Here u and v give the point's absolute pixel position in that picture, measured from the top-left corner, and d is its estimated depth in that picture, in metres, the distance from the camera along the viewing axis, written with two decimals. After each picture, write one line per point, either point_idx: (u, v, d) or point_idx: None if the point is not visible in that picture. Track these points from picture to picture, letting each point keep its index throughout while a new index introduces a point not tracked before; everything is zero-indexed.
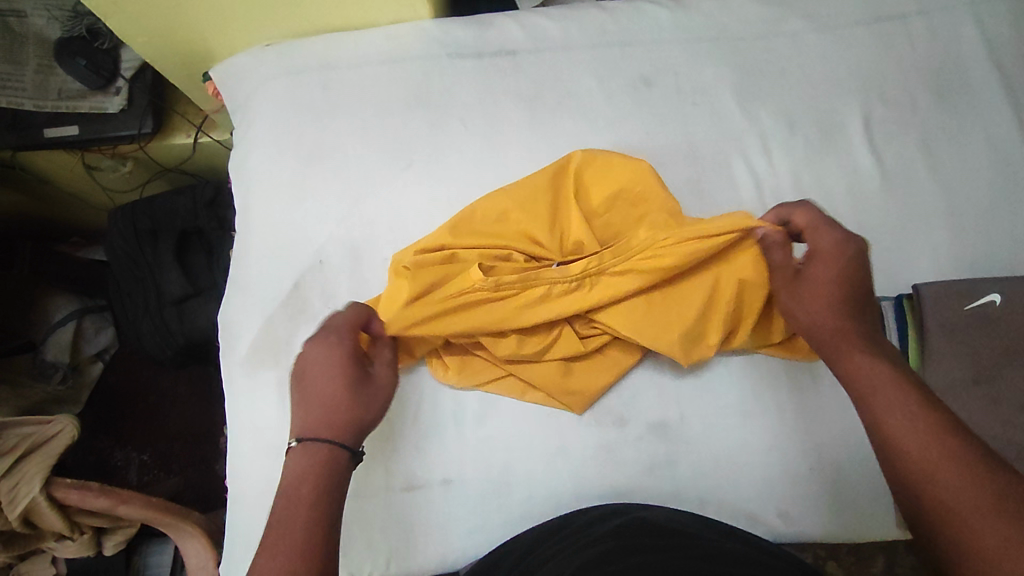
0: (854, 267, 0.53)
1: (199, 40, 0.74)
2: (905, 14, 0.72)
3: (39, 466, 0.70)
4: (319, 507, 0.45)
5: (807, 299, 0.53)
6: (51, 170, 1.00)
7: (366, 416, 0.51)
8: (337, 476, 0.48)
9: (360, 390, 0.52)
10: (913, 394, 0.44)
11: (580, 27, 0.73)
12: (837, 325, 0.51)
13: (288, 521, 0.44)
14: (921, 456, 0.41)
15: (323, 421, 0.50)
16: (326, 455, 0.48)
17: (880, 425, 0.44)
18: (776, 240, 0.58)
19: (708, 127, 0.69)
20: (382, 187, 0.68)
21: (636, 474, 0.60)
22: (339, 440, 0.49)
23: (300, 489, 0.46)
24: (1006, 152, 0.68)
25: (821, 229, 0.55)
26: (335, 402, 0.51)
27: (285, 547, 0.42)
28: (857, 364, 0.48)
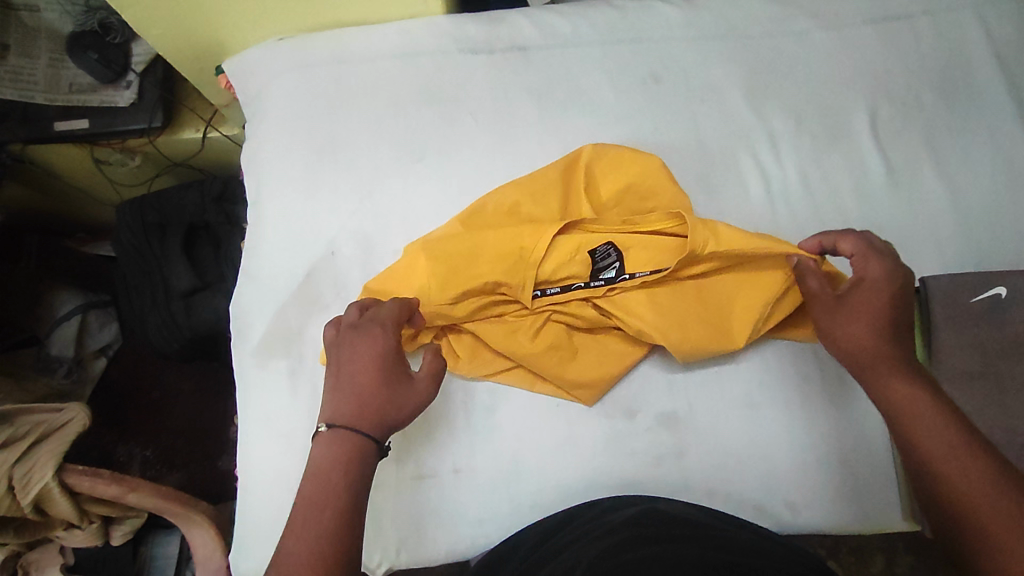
0: (899, 298, 0.54)
1: (212, 33, 0.74)
2: (911, 13, 0.73)
3: (51, 453, 0.71)
4: (348, 497, 0.47)
5: (849, 323, 0.54)
6: (60, 164, 1.00)
7: (399, 415, 0.52)
8: (364, 468, 0.49)
9: (399, 389, 0.53)
10: (954, 426, 0.47)
11: (590, 24, 0.73)
12: (880, 351, 0.52)
13: (319, 507, 0.46)
14: (966, 485, 0.45)
15: (355, 411, 0.51)
16: (354, 448, 0.49)
17: (924, 452, 0.47)
18: (811, 265, 0.58)
19: (716, 124, 0.70)
20: (395, 180, 0.69)
21: (645, 465, 0.61)
22: (367, 433, 0.50)
23: (330, 476, 0.48)
24: (1010, 150, 0.69)
25: (870, 257, 0.55)
26: (372, 395, 0.51)
27: (313, 535, 0.45)
28: (899, 391, 0.50)
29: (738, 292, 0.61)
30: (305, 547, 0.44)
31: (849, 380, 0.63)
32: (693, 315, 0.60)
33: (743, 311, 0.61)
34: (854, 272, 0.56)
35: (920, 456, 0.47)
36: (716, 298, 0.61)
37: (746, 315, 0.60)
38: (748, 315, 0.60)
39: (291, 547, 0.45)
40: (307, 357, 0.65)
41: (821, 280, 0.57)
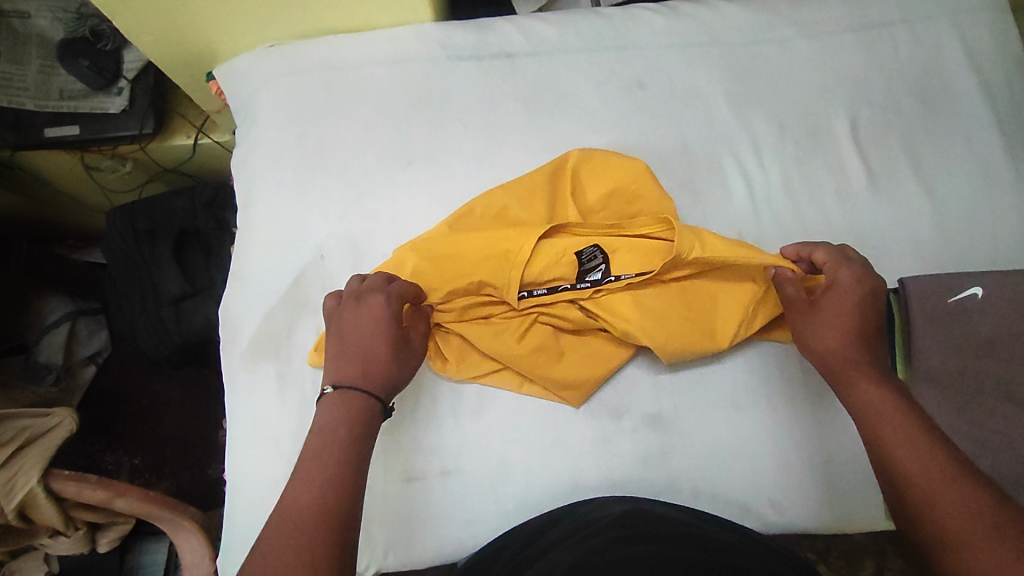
0: (869, 303, 0.56)
1: (203, 40, 0.75)
2: (889, 22, 0.75)
3: (38, 457, 0.70)
4: (353, 450, 0.50)
5: (822, 329, 0.56)
6: (50, 171, 1.00)
7: (401, 378, 0.55)
8: (368, 425, 0.52)
9: (401, 353, 0.56)
10: (921, 429, 0.48)
11: (576, 31, 0.75)
12: (849, 356, 0.54)
13: (322, 464, 0.49)
14: (926, 482, 0.46)
15: (361, 373, 0.53)
16: (360, 406, 0.52)
17: (888, 453, 0.48)
18: (790, 275, 0.59)
19: (700, 129, 0.71)
20: (384, 184, 0.70)
21: (631, 466, 0.61)
22: (372, 394, 0.53)
23: (338, 430, 0.50)
24: (986, 155, 0.70)
25: (841, 263, 0.57)
26: (377, 358, 0.54)
27: (318, 487, 0.47)
28: (867, 395, 0.52)
29: (720, 297, 0.63)
30: (311, 497, 0.47)
31: None
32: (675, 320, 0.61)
33: (723, 316, 0.62)
34: (826, 278, 0.58)
35: (888, 459, 0.49)
36: (697, 303, 0.62)
37: (728, 318, 0.62)
38: (726, 319, 0.61)
39: (296, 501, 0.47)
40: (295, 360, 0.65)
41: (799, 288, 0.58)
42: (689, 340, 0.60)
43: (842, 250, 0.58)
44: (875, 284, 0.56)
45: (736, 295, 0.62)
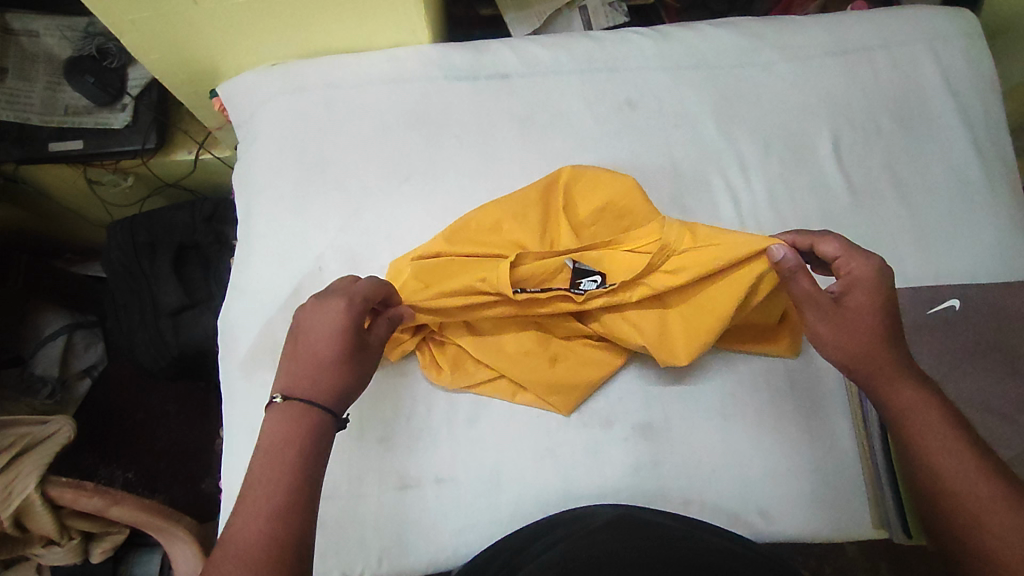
0: (887, 299, 0.55)
1: (208, 59, 0.78)
2: (868, 47, 0.78)
3: (35, 465, 0.71)
4: (302, 473, 0.49)
5: (850, 330, 0.55)
6: (52, 185, 1.02)
7: (352, 388, 0.54)
8: (320, 446, 0.51)
9: (357, 363, 0.55)
10: (959, 436, 0.50)
11: (569, 53, 0.77)
12: (883, 357, 0.54)
13: (269, 491, 0.47)
14: (970, 490, 0.47)
15: (312, 385, 0.52)
16: (309, 424, 0.51)
17: (930, 461, 0.49)
18: (796, 266, 0.56)
19: (689, 148, 0.74)
20: (382, 199, 0.72)
21: (622, 475, 0.63)
22: (321, 408, 0.52)
23: (284, 453, 0.49)
24: (963, 175, 0.73)
25: (854, 257, 0.56)
26: (327, 366, 0.53)
27: (265, 515, 0.46)
28: (904, 398, 0.52)
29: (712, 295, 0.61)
30: (259, 527, 0.46)
31: (818, 391, 0.66)
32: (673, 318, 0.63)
33: (716, 313, 0.61)
34: (840, 272, 0.56)
35: (927, 467, 0.50)
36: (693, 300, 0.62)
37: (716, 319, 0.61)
38: (716, 318, 0.61)
39: (241, 533, 0.46)
40: None
41: (813, 283, 0.56)
42: (689, 341, 0.61)
43: (848, 242, 0.56)
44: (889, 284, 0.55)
45: (730, 292, 0.60)
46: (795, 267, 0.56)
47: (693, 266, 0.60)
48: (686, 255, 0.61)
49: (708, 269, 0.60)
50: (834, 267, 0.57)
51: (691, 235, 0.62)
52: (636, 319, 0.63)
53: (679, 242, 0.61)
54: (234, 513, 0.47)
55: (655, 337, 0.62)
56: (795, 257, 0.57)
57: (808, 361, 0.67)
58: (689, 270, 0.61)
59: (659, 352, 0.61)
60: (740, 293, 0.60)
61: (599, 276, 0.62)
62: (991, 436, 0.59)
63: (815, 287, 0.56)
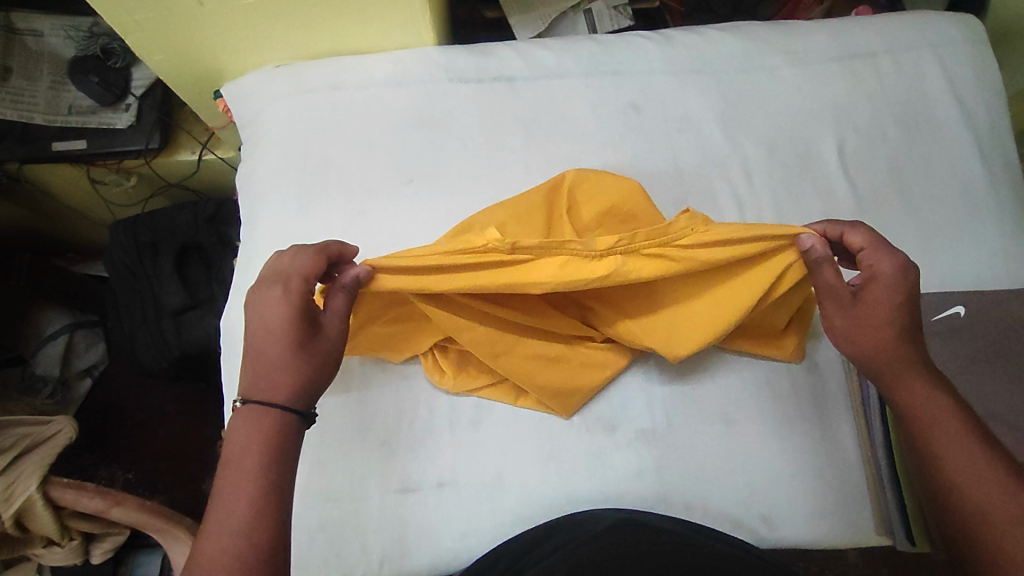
0: (910, 294, 0.54)
1: (213, 59, 0.78)
2: (874, 52, 0.78)
3: (37, 465, 0.71)
4: (264, 479, 0.49)
5: (868, 324, 0.54)
6: (55, 184, 1.02)
7: (312, 380, 0.54)
8: (283, 450, 0.51)
9: (309, 350, 0.54)
10: (969, 430, 0.50)
11: (574, 56, 0.77)
12: (899, 353, 0.53)
13: (236, 502, 0.48)
14: (978, 486, 0.48)
15: (270, 386, 0.52)
16: (269, 427, 0.51)
17: (940, 456, 0.50)
18: (824, 252, 0.55)
19: (693, 153, 0.74)
20: (385, 201, 0.72)
21: (625, 479, 0.62)
22: (281, 408, 0.52)
23: (245, 461, 0.49)
24: (968, 180, 0.73)
25: (880, 251, 0.54)
26: (279, 363, 0.53)
27: (230, 525, 0.47)
28: (916, 395, 0.52)
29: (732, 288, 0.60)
30: (231, 535, 0.47)
31: (820, 396, 0.66)
32: (690, 313, 0.61)
33: (736, 303, 0.59)
34: (865, 265, 0.55)
35: (936, 463, 0.50)
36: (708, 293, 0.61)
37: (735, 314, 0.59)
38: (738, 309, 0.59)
39: (213, 543, 0.47)
40: None
41: (838, 275, 0.55)
42: (708, 332, 0.60)
43: (877, 233, 0.55)
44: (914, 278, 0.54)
45: (753, 285, 0.59)
46: (822, 258, 0.55)
47: (715, 257, 0.57)
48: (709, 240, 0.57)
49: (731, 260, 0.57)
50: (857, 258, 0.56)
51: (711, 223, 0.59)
52: (642, 322, 0.62)
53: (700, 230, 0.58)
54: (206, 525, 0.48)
55: (664, 338, 0.61)
56: (823, 246, 0.55)
57: (811, 368, 0.67)
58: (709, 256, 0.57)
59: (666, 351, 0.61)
60: (765, 284, 0.58)
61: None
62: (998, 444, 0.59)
63: (838, 277, 0.55)
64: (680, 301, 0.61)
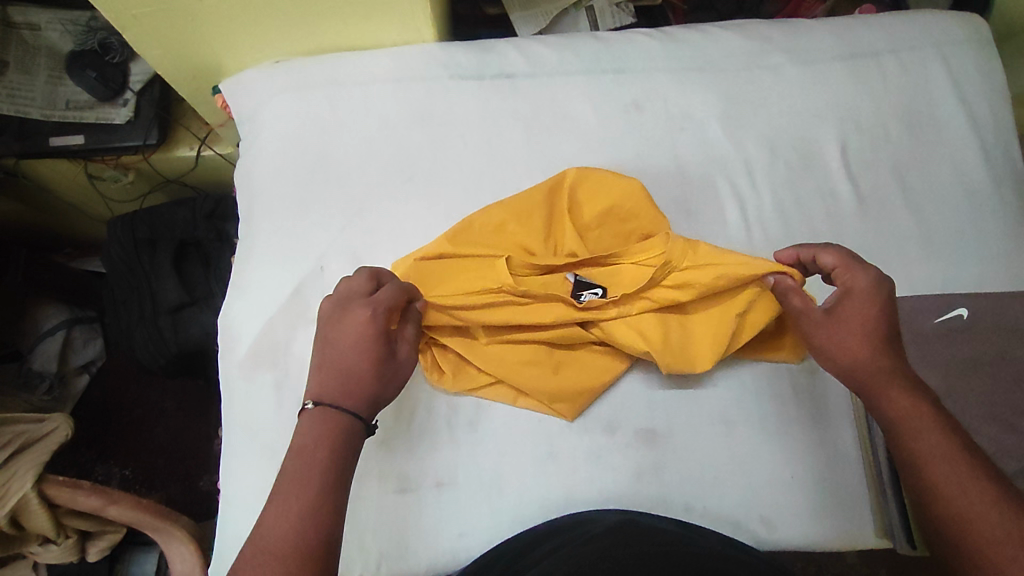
0: (887, 308, 0.55)
1: (211, 54, 0.77)
2: (877, 51, 0.77)
3: (32, 463, 0.71)
4: (332, 473, 0.49)
5: (845, 338, 0.54)
6: (52, 179, 1.01)
7: (382, 394, 0.53)
8: (350, 447, 0.51)
9: (385, 369, 0.54)
10: (953, 439, 0.49)
11: (576, 54, 0.77)
12: (880, 364, 0.53)
13: (298, 492, 0.47)
14: (962, 494, 0.47)
15: (345, 392, 0.52)
16: (341, 426, 0.51)
17: (924, 466, 0.49)
18: (792, 284, 0.60)
19: (695, 151, 0.73)
20: (384, 198, 0.71)
21: (624, 480, 0.62)
22: (352, 413, 0.51)
23: (317, 453, 0.49)
24: (970, 181, 0.73)
25: (855, 269, 0.56)
26: (358, 375, 0.52)
27: (296, 513, 0.46)
28: (900, 403, 0.52)
29: (718, 313, 0.63)
30: (290, 522, 0.46)
31: (822, 398, 0.65)
32: (678, 331, 0.63)
33: (723, 323, 0.62)
34: (841, 282, 0.57)
35: (920, 471, 0.49)
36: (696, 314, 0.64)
37: (720, 334, 0.62)
38: (726, 331, 0.62)
39: (269, 530, 0.46)
40: (293, 369, 0.65)
41: (805, 300, 0.58)
42: (704, 350, 0.62)
43: (849, 252, 0.57)
44: (891, 292, 0.55)
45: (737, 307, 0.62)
46: (789, 287, 0.59)
47: (697, 283, 0.62)
48: (690, 272, 0.62)
49: (712, 284, 0.61)
50: (833, 276, 0.58)
51: (693, 252, 0.63)
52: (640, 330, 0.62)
53: (682, 259, 0.62)
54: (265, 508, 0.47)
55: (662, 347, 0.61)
56: (789, 280, 0.60)
57: (813, 369, 0.66)
58: (692, 285, 0.62)
59: (662, 357, 0.61)
60: (740, 310, 0.62)
61: (600, 288, 0.64)
62: (999, 446, 0.59)
63: (806, 303, 0.58)
64: (669, 318, 0.64)
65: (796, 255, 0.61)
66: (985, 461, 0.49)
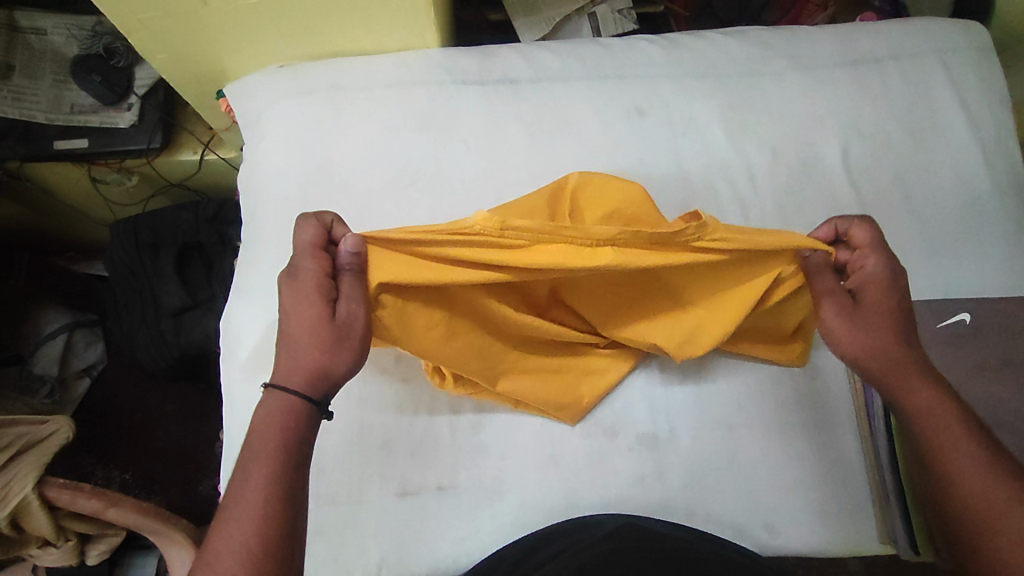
0: (900, 293, 0.54)
1: (217, 59, 0.78)
2: (878, 58, 0.78)
3: (33, 465, 0.71)
4: (277, 470, 0.47)
5: (867, 327, 0.54)
6: (56, 183, 1.02)
7: (327, 359, 0.51)
8: (297, 438, 0.49)
9: (324, 332, 0.51)
10: (976, 438, 0.49)
11: (579, 60, 0.77)
12: (901, 356, 0.53)
13: (241, 516, 0.46)
14: (985, 492, 0.47)
15: (288, 366, 0.51)
16: (285, 414, 0.50)
17: (946, 461, 0.49)
18: (820, 261, 0.56)
19: (698, 156, 0.73)
20: (388, 202, 0.71)
21: (626, 485, 0.62)
22: (295, 391, 0.50)
23: (259, 450, 0.48)
24: (972, 187, 0.73)
25: (868, 253, 0.55)
26: (297, 345, 0.51)
27: (244, 519, 0.45)
28: (923, 397, 0.51)
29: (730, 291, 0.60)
30: (239, 542, 0.45)
31: (823, 404, 0.65)
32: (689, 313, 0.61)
33: (737, 304, 0.59)
34: (856, 265, 0.56)
35: (941, 469, 0.49)
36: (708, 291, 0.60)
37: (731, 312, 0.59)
38: (738, 312, 0.59)
39: (218, 556, 0.45)
40: None
41: (831, 280, 0.56)
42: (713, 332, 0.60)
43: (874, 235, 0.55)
44: (905, 278, 0.55)
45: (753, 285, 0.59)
46: (823, 265, 0.56)
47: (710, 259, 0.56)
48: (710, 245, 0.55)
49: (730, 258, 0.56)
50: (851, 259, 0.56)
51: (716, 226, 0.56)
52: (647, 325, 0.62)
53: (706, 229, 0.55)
54: (212, 532, 0.46)
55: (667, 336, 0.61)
56: (822, 257, 0.56)
57: (814, 374, 0.66)
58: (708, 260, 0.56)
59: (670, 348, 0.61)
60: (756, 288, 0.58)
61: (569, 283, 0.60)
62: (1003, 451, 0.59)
63: (835, 284, 0.56)
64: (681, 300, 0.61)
65: (832, 228, 0.57)
66: (1017, 467, 0.48)
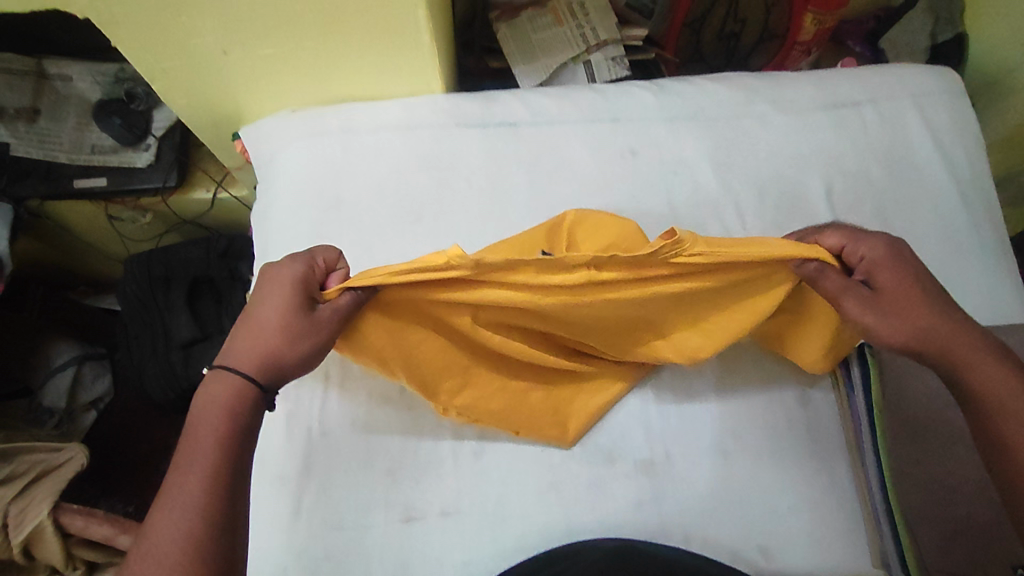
0: (911, 265, 0.57)
1: (234, 104, 0.82)
2: (857, 101, 0.82)
3: (48, 491, 0.74)
4: (219, 456, 0.50)
5: (899, 311, 0.56)
6: (73, 220, 1.06)
7: (279, 349, 0.55)
8: (239, 424, 0.52)
9: (292, 325, 0.55)
10: None
11: (575, 104, 0.82)
12: (950, 329, 0.55)
13: (182, 500, 0.47)
14: None
15: (239, 352, 0.55)
16: (228, 402, 0.52)
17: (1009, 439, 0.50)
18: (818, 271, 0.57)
19: (688, 194, 0.77)
20: (394, 238, 0.75)
21: (624, 510, 0.64)
22: (238, 373, 0.54)
23: (199, 435, 0.51)
24: (949, 221, 0.77)
25: (864, 238, 0.58)
26: (260, 329, 0.55)
27: (181, 505, 0.47)
28: (984, 370, 0.53)
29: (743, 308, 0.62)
30: (181, 527, 0.47)
31: (812, 431, 0.68)
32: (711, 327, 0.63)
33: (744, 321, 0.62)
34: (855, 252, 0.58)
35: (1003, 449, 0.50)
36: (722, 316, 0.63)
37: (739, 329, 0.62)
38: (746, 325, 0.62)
39: (161, 539, 0.46)
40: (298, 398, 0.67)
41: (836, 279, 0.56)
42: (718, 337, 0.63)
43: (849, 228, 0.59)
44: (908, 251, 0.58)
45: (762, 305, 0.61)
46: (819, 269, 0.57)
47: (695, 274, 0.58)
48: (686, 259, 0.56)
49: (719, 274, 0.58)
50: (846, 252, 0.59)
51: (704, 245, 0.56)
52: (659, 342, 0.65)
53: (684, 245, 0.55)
54: (153, 516, 0.48)
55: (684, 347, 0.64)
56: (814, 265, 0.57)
57: (805, 404, 0.69)
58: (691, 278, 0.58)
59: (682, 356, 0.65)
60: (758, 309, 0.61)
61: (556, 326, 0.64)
62: None
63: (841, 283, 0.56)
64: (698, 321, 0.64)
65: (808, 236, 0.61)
66: None
